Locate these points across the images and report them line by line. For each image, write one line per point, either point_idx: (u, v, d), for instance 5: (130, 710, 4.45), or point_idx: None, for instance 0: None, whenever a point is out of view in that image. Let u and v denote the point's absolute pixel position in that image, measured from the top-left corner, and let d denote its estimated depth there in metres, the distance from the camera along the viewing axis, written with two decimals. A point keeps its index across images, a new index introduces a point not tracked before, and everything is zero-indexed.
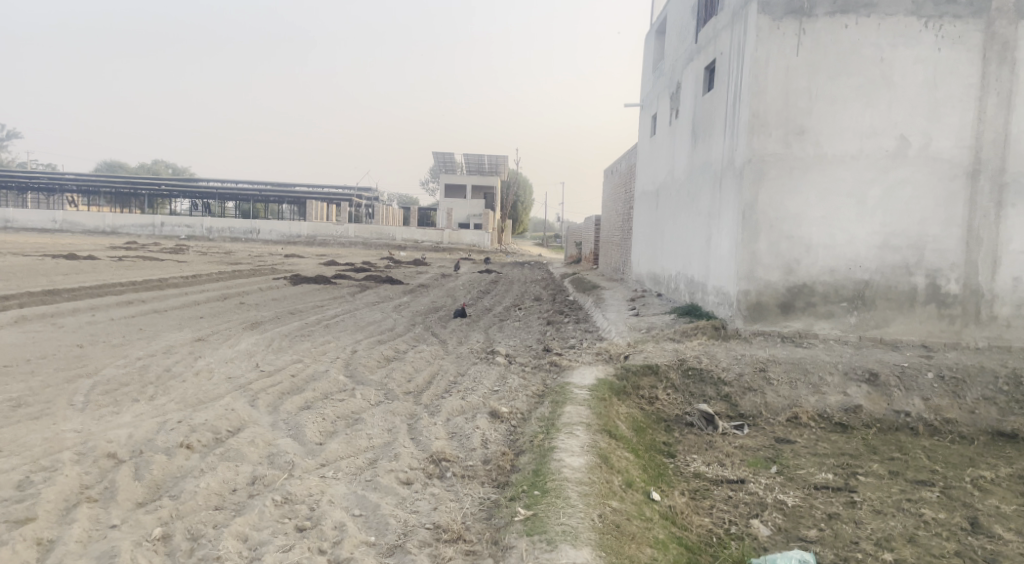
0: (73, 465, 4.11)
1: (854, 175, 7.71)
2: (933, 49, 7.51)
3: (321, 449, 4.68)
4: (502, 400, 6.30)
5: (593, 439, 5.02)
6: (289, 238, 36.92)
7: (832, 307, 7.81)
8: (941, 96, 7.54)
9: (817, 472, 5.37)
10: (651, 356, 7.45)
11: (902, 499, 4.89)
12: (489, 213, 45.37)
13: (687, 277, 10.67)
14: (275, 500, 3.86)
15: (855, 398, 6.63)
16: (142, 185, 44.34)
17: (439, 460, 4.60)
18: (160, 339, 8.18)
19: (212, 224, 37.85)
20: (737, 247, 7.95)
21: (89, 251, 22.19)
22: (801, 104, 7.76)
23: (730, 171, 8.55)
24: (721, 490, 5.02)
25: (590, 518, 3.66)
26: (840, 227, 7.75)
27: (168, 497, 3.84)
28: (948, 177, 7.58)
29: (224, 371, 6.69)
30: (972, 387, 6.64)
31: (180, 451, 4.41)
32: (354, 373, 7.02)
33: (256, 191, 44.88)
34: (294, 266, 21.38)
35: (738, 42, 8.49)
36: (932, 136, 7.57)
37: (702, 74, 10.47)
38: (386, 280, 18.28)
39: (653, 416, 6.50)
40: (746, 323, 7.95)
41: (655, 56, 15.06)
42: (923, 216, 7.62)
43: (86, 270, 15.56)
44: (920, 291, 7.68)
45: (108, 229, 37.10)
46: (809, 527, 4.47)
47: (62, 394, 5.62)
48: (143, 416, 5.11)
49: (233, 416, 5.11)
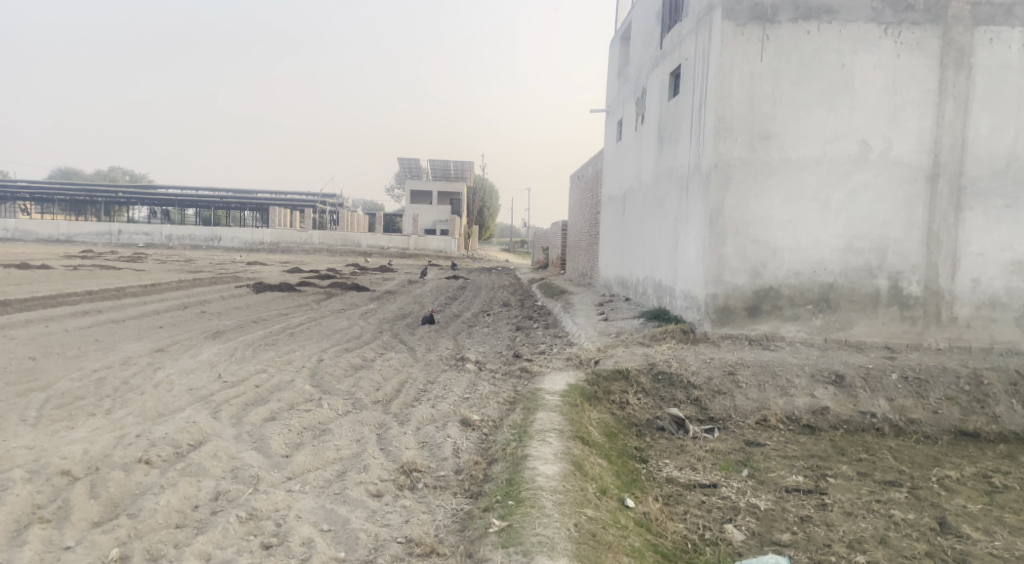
0: (24, 484, 3.89)
1: (818, 179, 7.82)
2: (892, 55, 7.68)
3: (287, 461, 4.54)
4: (473, 408, 6.21)
5: (566, 445, 4.97)
6: (251, 245, 36.23)
7: (798, 310, 7.91)
8: (900, 101, 7.71)
9: (787, 475, 5.40)
10: (621, 361, 7.43)
11: (871, 500, 4.95)
12: (456, 219, 45.18)
13: (655, 281, 10.73)
14: (240, 516, 3.71)
15: (822, 400, 6.70)
16: (97, 191, 43.15)
17: (410, 470, 4.50)
18: (117, 350, 7.89)
19: (171, 231, 36.95)
20: (705, 251, 8.00)
21: (42, 259, 21.50)
22: (765, 109, 7.86)
23: (696, 176, 8.60)
24: (693, 494, 5.01)
25: (567, 528, 3.60)
26: (805, 231, 7.86)
27: (126, 515, 3.67)
28: (909, 181, 7.75)
29: (185, 383, 6.46)
30: (935, 387, 6.77)
31: (138, 467, 4.22)
32: (320, 383, 6.85)
33: (217, 197, 44.01)
34: (256, 273, 20.96)
35: (703, 48, 8.57)
36: (892, 140, 7.74)
37: (668, 79, 10.54)
38: (352, 286, 18.04)
39: (624, 421, 6.47)
40: (714, 327, 7.99)
41: (620, 61, 15.15)
42: (885, 220, 7.77)
43: (38, 280, 15.02)
44: (882, 293, 7.82)
45: (62, 237, 35.95)
46: (782, 530, 4.48)
47: (13, 409, 5.37)
48: (100, 431, 4.90)
49: (195, 429, 4.92)
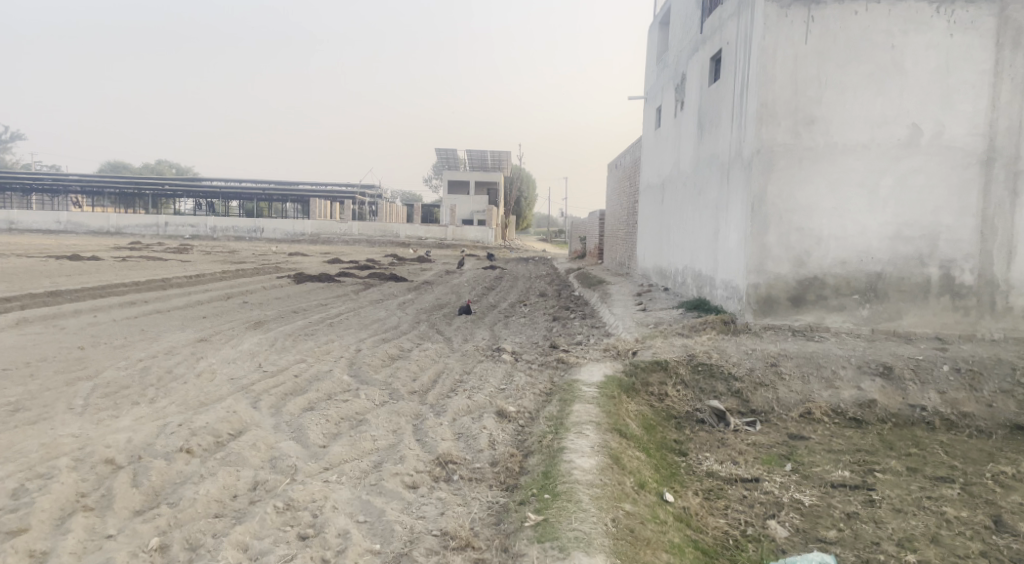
0: (69, 472, 4.00)
1: (866, 165, 7.54)
2: (946, 34, 7.33)
3: (325, 451, 4.56)
4: (509, 398, 6.18)
5: (603, 438, 4.89)
6: (292, 236, 36.80)
7: (843, 300, 7.66)
8: (954, 82, 7.37)
9: (832, 469, 5.23)
10: (660, 352, 7.30)
11: (923, 496, 4.75)
12: (492, 209, 45.17)
13: (695, 271, 10.53)
14: (277, 507, 3.74)
15: (869, 392, 6.48)
16: (145, 184, 44.43)
17: (446, 462, 4.48)
18: (162, 340, 8.07)
19: (215, 224, 37.80)
20: (747, 240, 7.79)
21: (92, 251, 22.23)
22: (810, 93, 7.59)
23: (738, 163, 8.37)
24: (734, 489, 4.88)
25: (604, 523, 3.53)
26: (851, 218, 7.59)
27: (167, 504, 3.73)
28: (962, 165, 7.41)
29: (226, 372, 6.56)
30: (989, 379, 6.48)
31: (180, 456, 4.29)
32: (358, 373, 6.90)
33: (259, 189, 44.83)
34: (296, 264, 21.28)
35: (745, 30, 8.32)
36: (945, 124, 7.40)
37: (708, 64, 10.28)
38: (390, 277, 18.19)
39: (663, 413, 6.35)
40: (755, 317, 7.81)
41: (659, 47, 14.88)
42: (936, 206, 7.45)
43: (89, 271, 15.51)
44: (933, 283, 7.52)
45: (112, 229, 37.10)
46: (828, 527, 4.33)
47: (61, 398, 5.52)
48: (143, 419, 5.00)
49: (234, 419, 4.99)
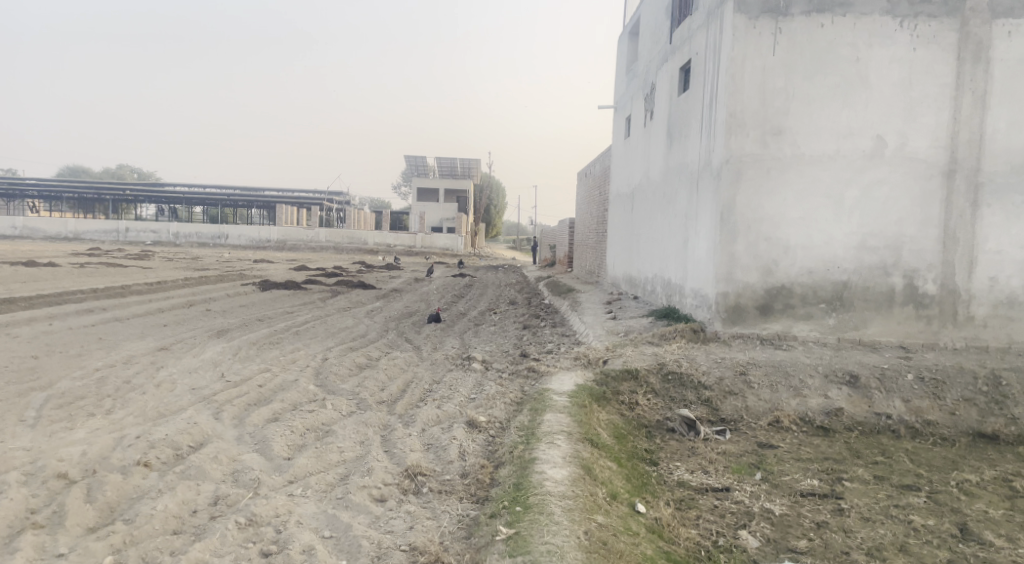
0: (19, 487, 3.80)
1: (832, 176, 7.66)
2: (908, 48, 7.51)
3: (289, 464, 4.43)
4: (479, 408, 6.09)
5: (575, 448, 4.84)
6: (259, 242, 36.19)
7: (810, 309, 7.75)
8: (916, 96, 7.54)
9: (802, 478, 5.26)
10: (630, 360, 7.29)
11: (890, 505, 4.80)
12: (462, 217, 45.04)
13: (664, 280, 10.58)
14: (239, 522, 3.60)
15: (836, 401, 6.55)
16: (106, 189, 43.31)
17: (415, 474, 4.37)
18: (120, 348, 7.80)
19: (178, 230, 36.96)
20: (716, 249, 7.84)
21: (48, 257, 21.50)
22: (777, 104, 7.69)
23: (707, 172, 8.44)
24: (706, 499, 4.87)
25: (577, 536, 3.48)
26: (818, 228, 7.69)
27: (122, 521, 3.56)
28: (924, 176, 7.58)
29: (187, 382, 6.36)
30: (952, 387, 6.61)
31: (137, 469, 4.12)
32: (325, 382, 6.75)
33: (223, 195, 44.03)
34: (261, 271, 20.89)
35: (714, 41, 8.41)
36: (908, 136, 7.57)
37: (677, 74, 10.37)
38: (358, 284, 17.93)
39: (634, 422, 6.32)
40: (724, 326, 7.84)
41: (629, 57, 14.99)
42: (900, 216, 7.61)
43: (45, 278, 14.99)
44: (897, 292, 7.66)
45: (70, 235, 36.07)
46: (798, 536, 4.34)
47: (12, 410, 5.28)
48: (99, 432, 4.79)
49: (195, 431, 4.82)
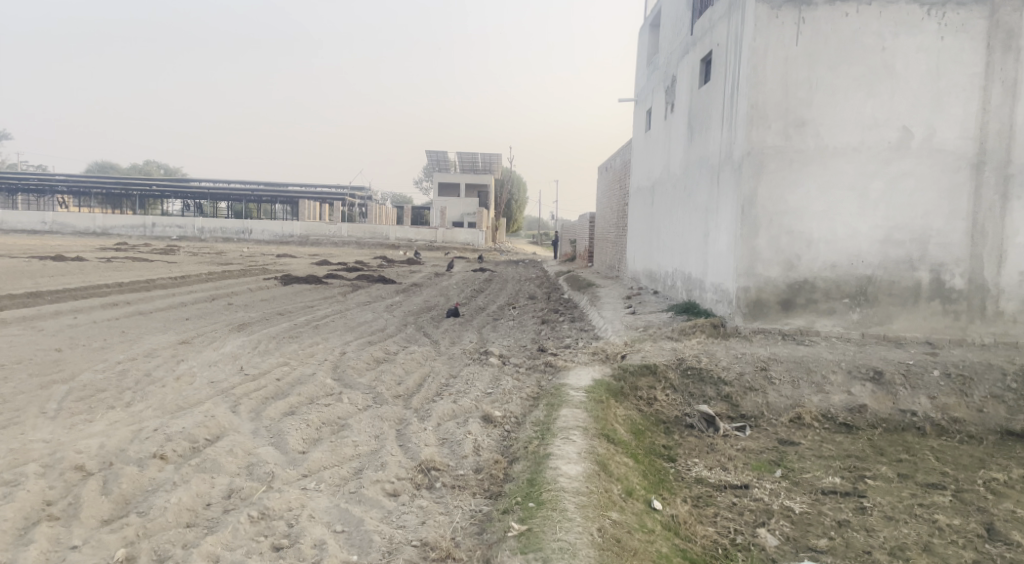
0: (37, 479, 3.85)
1: (856, 168, 7.49)
2: (936, 37, 7.31)
3: (303, 458, 4.43)
4: (495, 403, 6.06)
5: (591, 444, 4.78)
6: (282, 237, 36.51)
7: (833, 304, 7.59)
8: (944, 85, 7.34)
9: (823, 476, 5.15)
10: (649, 356, 7.20)
11: (914, 503, 4.68)
12: (483, 212, 45.09)
13: (684, 274, 10.45)
14: (251, 516, 3.60)
15: (860, 397, 6.41)
16: (133, 185, 44.00)
17: (429, 469, 4.35)
18: (142, 342, 7.89)
19: (203, 225, 37.43)
20: (737, 242, 7.71)
21: (76, 252, 21.88)
22: (800, 95, 7.52)
23: (728, 165, 8.29)
24: (724, 496, 4.79)
25: (589, 533, 3.43)
26: (841, 220, 7.53)
27: (136, 513, 3.58)
28: (952, 168, 7.38)
29: (206, 375, 6.41)
30: (980, 384, 6.44)
31: (152, 462, 4.15)
32: (342, 376, 6.76)
33: (247, 190, 44.49)
34: (283, 265, 21.07)
35: (735, 32, 8.26)
36: (935, 126, 7.37)
37: (698, 66, 10.21)
38: (379, 279, 17.99)
39: (652, 418, 6.24)
40: (745, 321, 7.72)
41: (649, 49, 14.83)
42: (927, 209, 7.41)
43: (72, 272, 15.25)
44: (923, 287, 7.48)
45: (99, 230, 36.70)
46: (819, 535, 4.25)
47: (34, 402, 5.35)
48: (117, 424, 4.85)
49: (212, 424, 4.85)
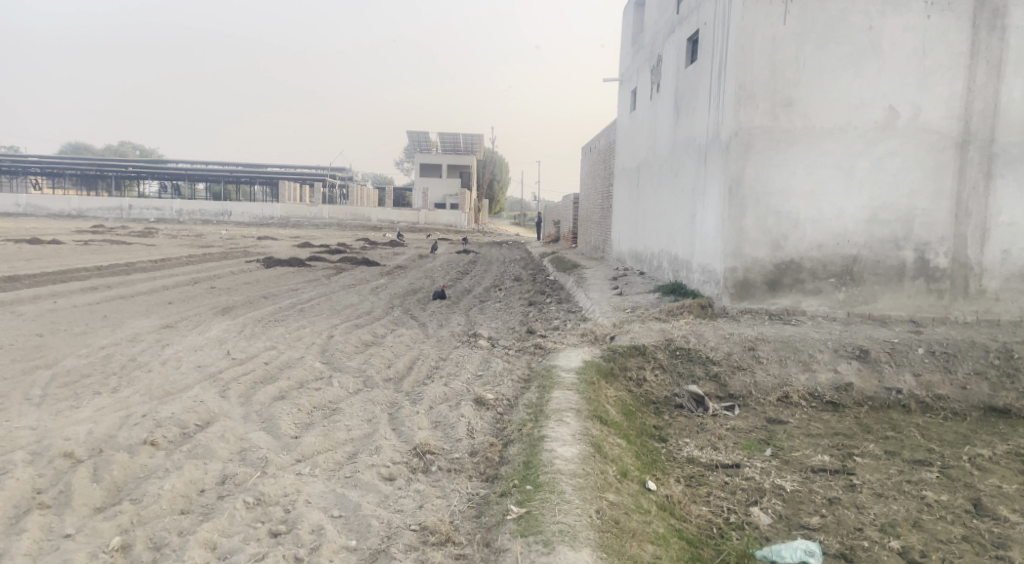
0: (25, 467, 3.77)
1: (843, 148, 7.51)
2: (923, 16, 7.32)
3: (297, 443, 4.39)
4: (486, 385, 6.06)
5: (584, 425, 4.79)
6: (262, 219, 36.06)
7: (820, 284, 7.65)
8: (930, 65, 7.37)
9: (812, 454, 5.21)
10: (638, 336, 7.22)
11: (902, 480, 4.75)
12: (466, 193, 44.88)
13: (671, 255, 10.47)
14: (247, 502, 3.57)
15: (846, 375, 6.49)
16: (108, 166, 43.15)
17: (423, 452, 4.34)
18: (125, 326, 7.77)
19: (181, 207, 36.87)
20: (724, 223, 7.72)
21: (51, 234, 21.49)
22: (788, 75, 7.51)
23: (716, 146, 8.28)
24: (716, 475, 4.83)
25: (589, 515, 3.44)
26: (828, 201, 7.56)
27: (129, 501, 3.53)
28: (938, 148, 7.43)
29: (193, 360, 6.33)
30: (963, 361, 6.54)
31: (143, 449, 4.09)
32: (331, 359, 6.72)
33: (226, 171, 43.83)
34: (266, 248, 20.83)
35: (723, 10, 8.20)
36: (921, 107, 7.40)
37: (685, 45, 10.14)
38: (362, 261, 17.87)
39: (642, 399, 6.27)
40: (732, 301, 7.76)
41: (634, 28, 14.72)
42: (912, 189, 7.47)
43: (49, 255, 14.95)
44: (908, 266, 7.55)
45: (74, 212, 36.00)
46: (810, 513, 4.30)
47: (17, 388, 5.25)
48: (105, 410, 4.76)
49: (202, 409, 4.79)
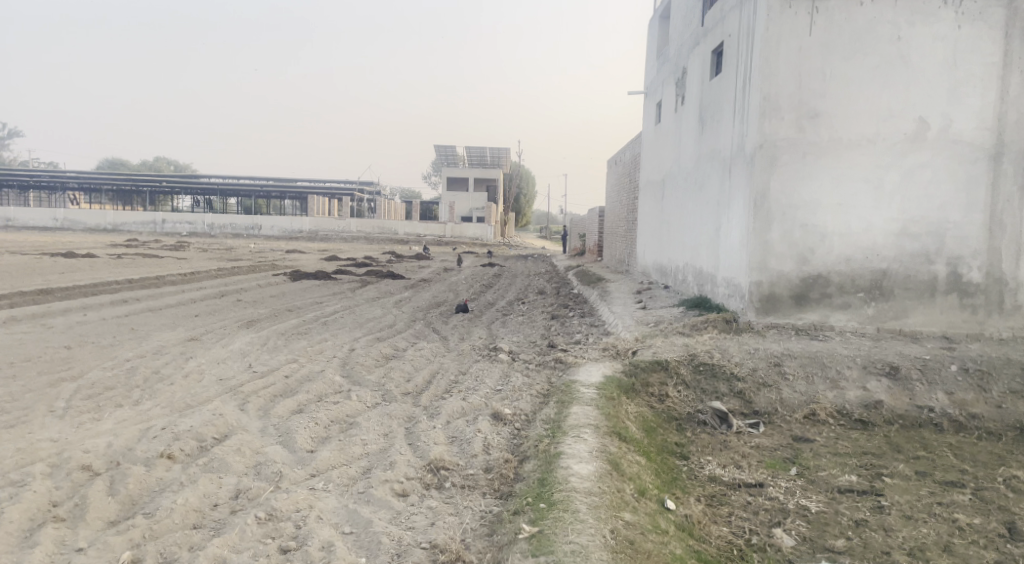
0: (43, 479, 3.82)
1: (871, 160, 7.35)
2: (953, 26, 7.16)
3: (312, 457, 4.38)
4: (505, 400, 6.00)
5: (602, 442, 4.71)
6: (291, 232, 36.56)
7: (848, 298, 7.47)
8: (962, 75, 7.19)
9: (839, 474, 5.05)
10: (661, 351, 7.11)
11: (933, 502, 4.58)
12: (492, 207, 45.07)
13: (696, 269, 10.33)
14: (258, 517, 3.56)
15: (875, 393, 6.30)
16: (143, 181, 44.20)
17: (438, 468, 4.30)
18: (151, 339, 7.89)
19: (213, 221, 37.57)
20: (749, 236, 7.59)
21: (88, 248, 22.03)
22: (814, 86, 7.39)
23: (741, 158, 8.16)
24: (738, 495, 4.70)
25: (602, 535, 3.36)
26: (856, 214, 7.40)
27: (143, 515, 3.55)
28: (970, 160, 7.24)
29: (215, 373, 6.38)
30: (998, 379, 6.31)
31: (160, 462, 4.11)
32: (351, 373, 6.73)
33: (256, 186, 44.61)
34: (294, 261, 21.09)
35: (747, 22, 8.12)
36: (952, 118, 7.23)
37: (710, 58, 10.06)
38: (387, 274, 17.97)
39: (664, 415, 6.15)
40: (758, 316, 7.61)
41: (659, 42, 14.67)
42: (943, 202, 7.28)
43: (83, 269, 15.30)
44: (940, 281, 7.34)
45: (110, 226, 36.90)
46: (836, 535, 4.16)
47: (42, 400, 5.33)
48: (125, 423, 4.81)
49: (220, 422, 4.81)
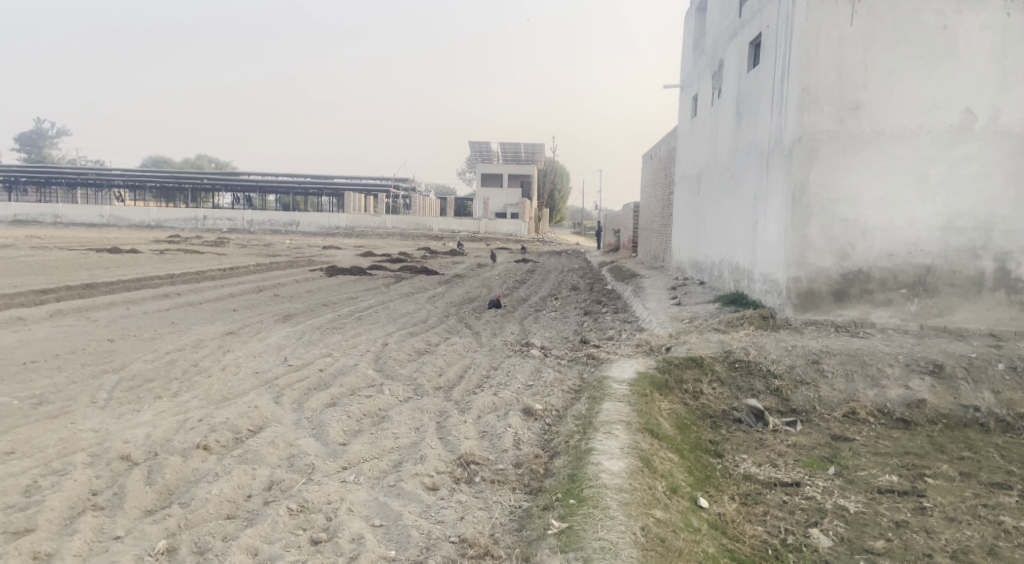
0: (84, 468, 3.93)
1: (915, 152, 7.12)
2: (1002, 13, 6.89)
3: (344, 450, 4.42)
4: (536, 395, 5.98)
5: (634, 438, 4.65)
6: (328, 228, 37.04)
7: (890, 294, 7.25)
8: (1012, 64, 6.92)
9: (879, 474, 4.91)
10: (695, 348, 7.00)
11: (978, 504, 4.42)
12: (526, 203, 45.02)
13: (732, 264, 10.15)
14: (290, 508, 3.61)
15: (918, 392, 6.10)
16: (185, 179, 45.24)
17: (468, 463, 4.30)
18: (190, 333, 8.05)
19: (252, 217, 38.27)
20: (787, 231, 7.42)
21: (132, 244, 22.60)
22: (855, 77, 7.17)
23: (779, 151, 7.97)
24: (774, 494, 4.60)
25: (632, 532, 3.32)
26: (899, 208, 7.17)
27: (178, 504, 3.62)
28: (1020, 151, 6.98)
29: (251, 366, 6.49)
30: None
31: (196, 452, 4.20)
32: (383, 367, 6.78)
33: (294, 183, 45.28)
34: (330, 257, 21.36)
35: (786, 12, 7.92)
36: (1001, 108, 6.96)
37: (748, 49, 9.85)
38: (421, 269, 18.06)
39: (698, 412, 6.06)
40: (796, 312, 7.44)
41: (695, 34, 14.43)
42: (991, 195, 7.03)
43: (127, 264, 15.70)
44: (987, 276, 7.09)
45: (153, 223, 37.85)
46: (875, 536, 4.04)
47: (85, 392, 5.49)
48: (164, 414, 4.92)
49: (255, 414, 4.89)
